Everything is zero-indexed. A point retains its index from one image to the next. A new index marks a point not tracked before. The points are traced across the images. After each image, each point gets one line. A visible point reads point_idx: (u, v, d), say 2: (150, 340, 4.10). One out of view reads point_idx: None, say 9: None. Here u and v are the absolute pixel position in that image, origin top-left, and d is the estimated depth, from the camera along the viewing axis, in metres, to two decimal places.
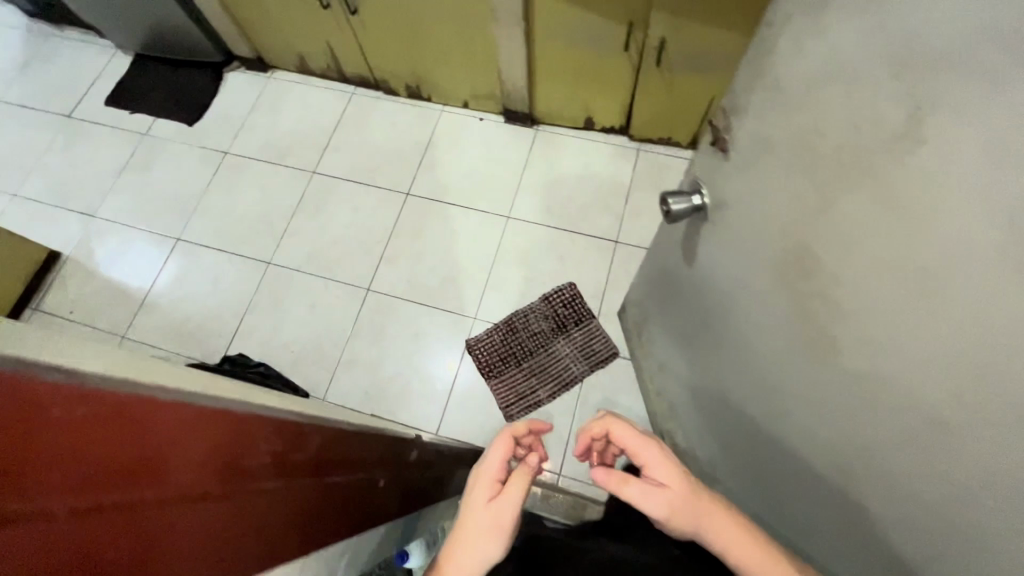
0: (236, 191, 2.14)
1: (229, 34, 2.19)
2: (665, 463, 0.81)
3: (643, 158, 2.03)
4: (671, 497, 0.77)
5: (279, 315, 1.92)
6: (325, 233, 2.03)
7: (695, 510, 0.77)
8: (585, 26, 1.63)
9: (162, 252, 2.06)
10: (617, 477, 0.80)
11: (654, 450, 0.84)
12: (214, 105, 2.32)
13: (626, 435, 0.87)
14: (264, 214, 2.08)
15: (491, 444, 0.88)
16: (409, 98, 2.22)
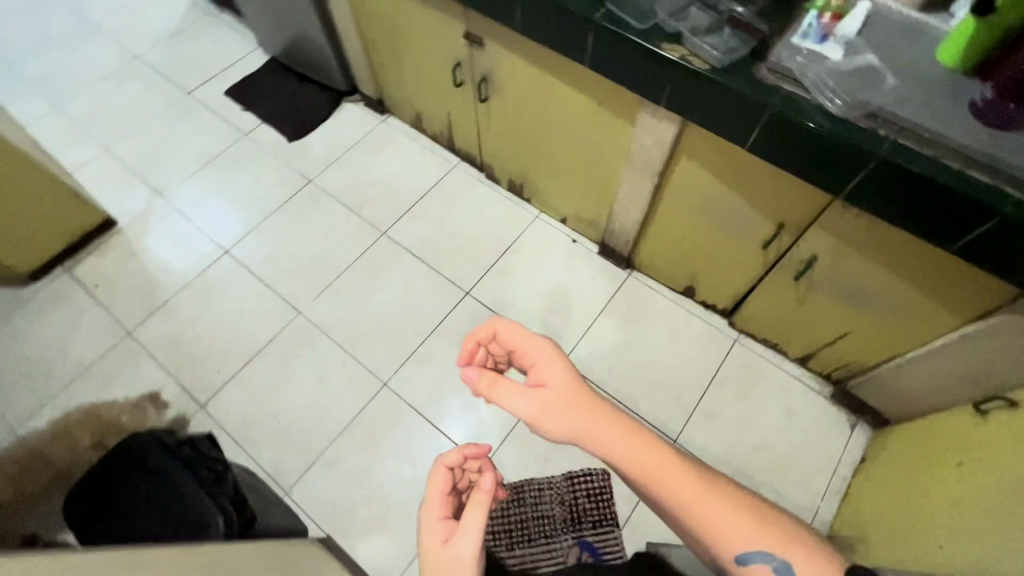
0: (303, 223, 2.02)
1: (360, 72, 2.15)
2: (550, 365, 0.87)
3: (737, 352, 1.74)
4: (549, 397, 0.84)
5: (284, 375, 1.72)
6: (367, 302, 1.85)
7: (575, 402, 0.83)
8: (724, 209, 1.39)
9: (207, 259, 1.95)
10: (492, 378, 0.86)
11: (535, 351, 0.89)
12: (320, 129, 2.27)
13: (508, 336, 0.91)
14: (318, 258, 1.94)
15: (429, 478, 0.94)
16: (509, 191, 2.07)
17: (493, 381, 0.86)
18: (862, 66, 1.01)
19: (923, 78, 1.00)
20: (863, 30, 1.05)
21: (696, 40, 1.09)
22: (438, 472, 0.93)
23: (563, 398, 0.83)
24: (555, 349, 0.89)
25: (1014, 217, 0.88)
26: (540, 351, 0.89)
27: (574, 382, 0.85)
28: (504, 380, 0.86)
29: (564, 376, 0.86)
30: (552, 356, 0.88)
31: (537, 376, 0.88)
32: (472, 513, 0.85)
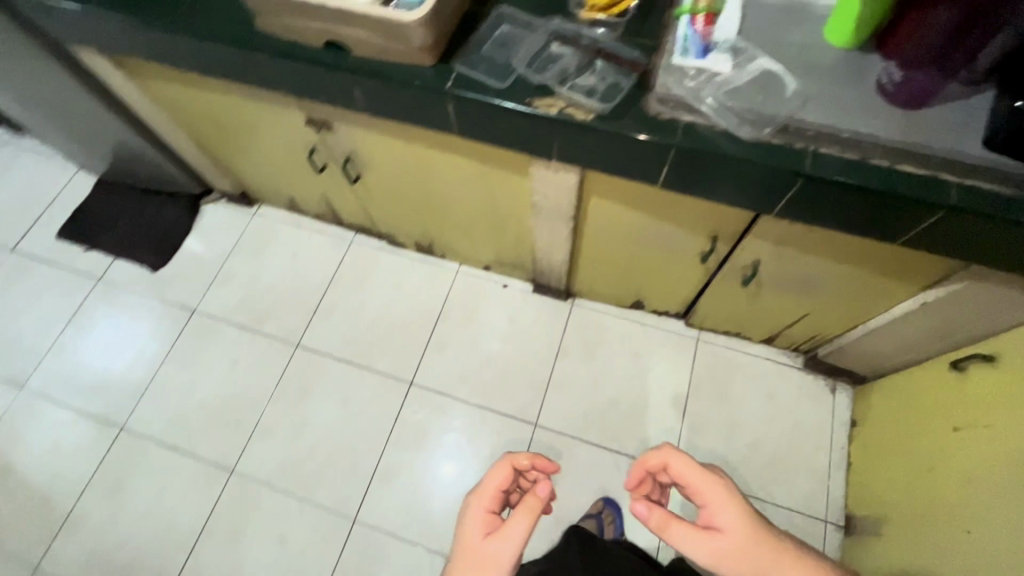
0: (201, 365, 1.75)
1: (209, 171, 1.85)
2: (728, 510, 0.80)
3: (703, 352, 1.67)
4: (719, 537, 0.79)
5: (238, 551, 1.50)
6: (305, 431, 1.63)
7: (748, 557, 0.77)
8: (652, 234, 1.26)
9: (101, 445, 1.65)
10: (661, 520, 0.81)
11: (708, 486, 0.83)
12: (186, 245, 1.96)
13: (680, 472, 0.87)
14: (232, 400, 1.69)
15: (491, 469, 0.91)
16: (419, 252, 1.87)
17: (662, 522, 0.81)
18: (756, 74, 0.89)
19: (820, 69, 0.90)
20: (742, 29, 0.93)
21: (568, 89, 0.93)
22: (500, 467, 0.91)
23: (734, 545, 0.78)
24: (730, 487, 0.83)
25: (961, 209, 0.81)
26: (716, 492, 0.82)
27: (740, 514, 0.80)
28: (674, 521, 0.80)
29: (741, 526, 0.79)
30: (729, 501, 0.81)
31: (710, 518, 0.82)
32: (516, 523, 0.82)
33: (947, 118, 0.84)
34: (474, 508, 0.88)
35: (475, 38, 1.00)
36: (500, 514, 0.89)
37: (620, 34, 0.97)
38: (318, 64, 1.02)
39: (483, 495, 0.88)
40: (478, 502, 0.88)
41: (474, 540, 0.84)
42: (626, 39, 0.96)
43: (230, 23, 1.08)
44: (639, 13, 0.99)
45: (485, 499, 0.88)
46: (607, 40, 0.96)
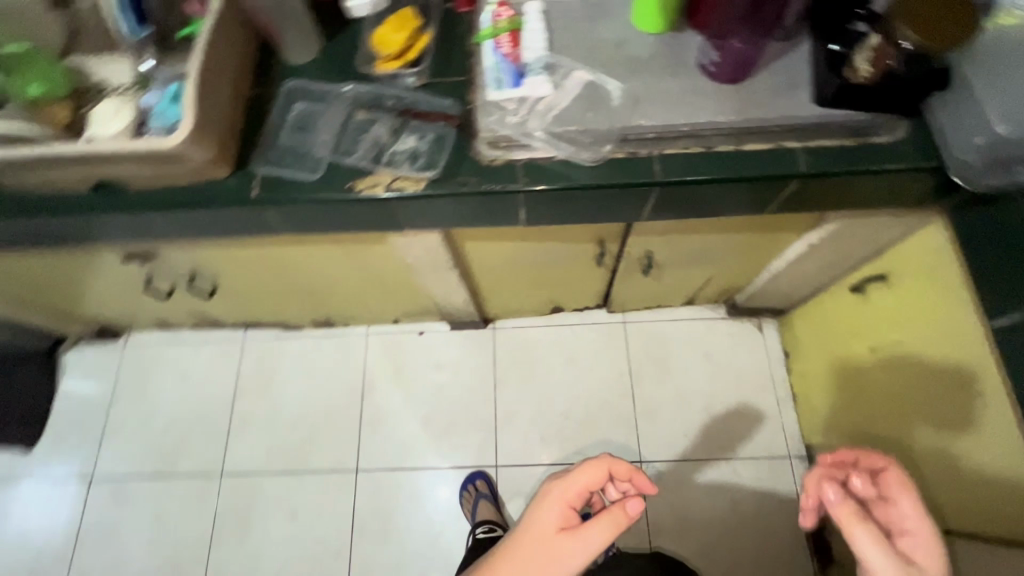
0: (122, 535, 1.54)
1: (49, 323, 1.59)
2: (933, 551, 0.72)
3: (634, 333, 1.65)
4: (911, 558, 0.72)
5: None
6: (263, 563, 1.49)
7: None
8: (541, 254, 1.19)
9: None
10: (849, 516, 0.70)
11: (917, 520, 0.74)
12: (56, 408, 1.70)
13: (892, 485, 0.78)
14: (171, 560, 1.51)
15: (585, 463, 0.80)
16: (320, 328, 1.72)
17: (856, 514, 0.70)
18: (578, 90, 0.82)
19: (638, 62, 0.84)
20: (549, 41, 0.86)
21: (387, 163, 0.83)
22: (592, 470, 0.79)
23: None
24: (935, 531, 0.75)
25: (812, 175, 0.78)
26: (927, 529, 0.73)
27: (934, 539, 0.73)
28: (868, 522, 0.70)
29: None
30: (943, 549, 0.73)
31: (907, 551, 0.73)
32: (594, 532, 0.76)
33: (773, 86, 0.81)
34: (551, 505, 0.78)
35: (268, 129, 0.87)
36: (578, 510, 0.80)
37: (426, 79, 0.87)
38: (95, 211, 0.85)
39: (564, 495, 0.79)
40: (555, 510, 0.78)
41: (540, 538, 0.77)
42: (434, 85, 0.87)
43: None
44: (439, 49, 0.89)
45: (562, 505, 0.78)
46: (413, 96, 0.86)
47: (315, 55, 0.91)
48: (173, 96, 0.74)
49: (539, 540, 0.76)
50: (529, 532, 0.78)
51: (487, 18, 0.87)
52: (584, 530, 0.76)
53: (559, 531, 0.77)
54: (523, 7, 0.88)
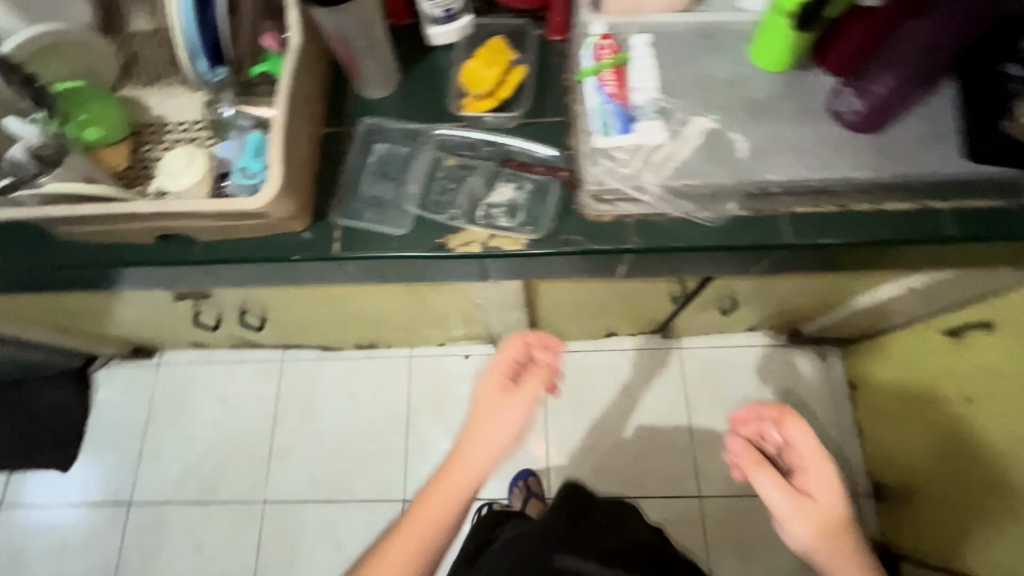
0: (161, 565, 1.50)
1: (81, 344, 1.51)
2: (829, 486, 0.69)
3: (689, 359, 1.58)
4: (809, 509, 0.68)
5: None
6: None
7: (837, 533, 0.67)
8: (614, 293, 1.12)
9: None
10: (750, 464, 0.72)
11: (814, 458, 0.71)
12: (90, 429, 1.64)
13: (796, 439, 0.72)
14: None
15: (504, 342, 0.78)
16: (361, 349, 1.65)
17: (758, 462, 0.72)
18: (699, 138, 0.73)
19: (761, 104, 0.75)
20: (660, 80, 0.77)
21: (480, 218, 0.75)
22: (508, 349, 0.77)
23: (829, 528, 0.67)
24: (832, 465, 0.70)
25: (961, 241, 0.71)
26: (833, 493, 0.69)
27: (845, 513, 0.68)
28: (765, 474, 0.70)
29: (846, 530, 0.68)
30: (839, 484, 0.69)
31: (794, 455, 0.72)
32: (519, 402, 0.72)
33: (917, 137, 0.72)
34: (480, 395, 0.74)
35: (347, 176, 0.79)
36: None
37: (519, 120, 0.79)
38: (157, 263, 0.77)
39: (495, 380, 0.74)
40: (487, 397, 0.73)
41: (470, 432, 0.71)
42: (530, 129, 0.78)
43: (21, 236, 0.79)
44: (532, 86, 0.81)
45: (492, 392, 0.73)
46: (509, 142, 0.78)
47: (393, 87, 0.83)
48: (256, 150, 0.67)
49: (470, 441, 0.71)
50: (465, 432, 0.73)
51: (587, 52, 0.78)
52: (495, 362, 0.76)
53: (487, 413, 0.72)
54: (629, 41, 0.79)
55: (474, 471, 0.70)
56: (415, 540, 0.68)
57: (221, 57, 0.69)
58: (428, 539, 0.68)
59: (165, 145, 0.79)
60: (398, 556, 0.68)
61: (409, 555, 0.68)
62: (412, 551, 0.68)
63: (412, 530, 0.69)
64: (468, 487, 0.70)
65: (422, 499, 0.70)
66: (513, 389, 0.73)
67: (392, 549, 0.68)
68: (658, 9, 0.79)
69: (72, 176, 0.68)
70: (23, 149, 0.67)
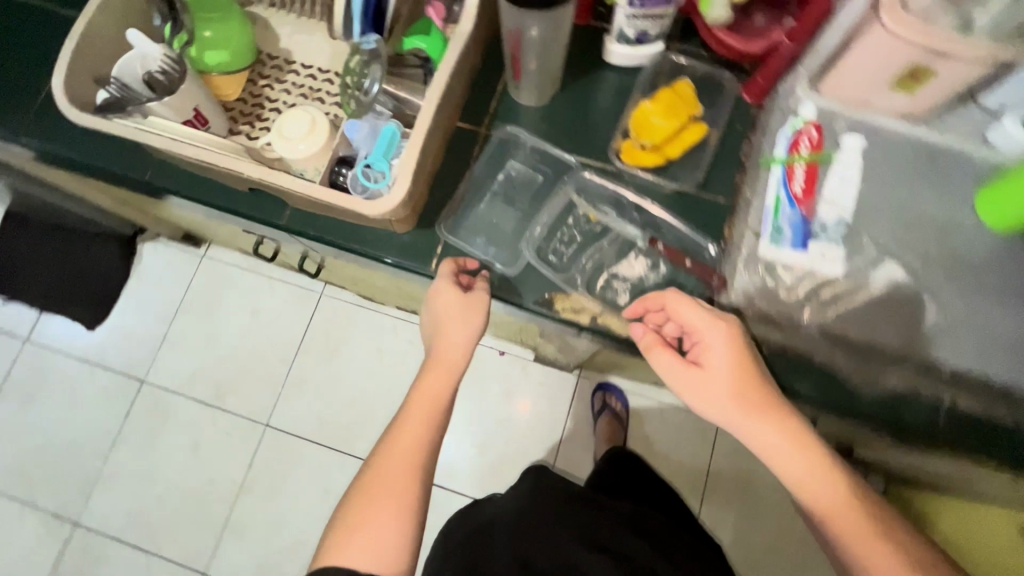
0: (157, 450, 1.52)
1: (136, 216, 1.47)
2: (721, 349, 0.57)
3: None
4: (699, 384, 0.57)
5: None
6: (281, 527, 1.46)
7: (739, 393, 0.55)
8: None
9: (53, 546, 1.46)
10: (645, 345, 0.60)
11: (706, 326, 0.58)
12: (124, 297, 1.63)
13: (681, 317, 0.59)
14: (197, 492, 1.49)
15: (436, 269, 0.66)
16: (399, 310, 1.59)
17: (655, 342, 0.60)
18: (880, 286, 0.62)
19: (965, 267, 0.63)
20: (856, 199, 0.65)
21: (599, 290, 0.66)
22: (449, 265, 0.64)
23: (728, 393, 0.55)
24: (726, 334, 0.57)
25: None
26: (732, 367, 0.56)
27: (743, 372, 0.56)
28: (661, 350, 0.59)
29: (741, 377, 0.56)
30: (731, 342, 0.57)
31: (700, 357, 0.58)
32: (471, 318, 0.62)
33: None
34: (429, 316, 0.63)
35: (468, 188, 0.70)
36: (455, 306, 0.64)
37: (678, 189, 0.68)
38: (243, 216, 0.70)
39: (451, 294, 0.62)
40: (442, 321, 0.62)
41: (428, 368, 0.62)
42: (684, 202, 0.67)
43: (110, 136, 0.72)
44: (703, 150, 0.69)
45: (440, 311, 0.62)
46: (661, 210, 0.67)
47: (547, 99, 0.72)
48: (387, 146, 0.58)
49: (432, 382, 0.61)
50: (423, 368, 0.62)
51: (785, 137, 0.65)
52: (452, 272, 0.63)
53: (443, 340, 0.62)
54: (838, 139, 0.66)
55: (436, 412, 0.60)
56: (389, 508, 0.54)
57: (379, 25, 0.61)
58: (398, 496, 0.55)
59: (284, 87, 0.71)
60: (365, 525, 0.53)
61: (378, 521, 0.53)
62: (386, 514, 0.54)
63: (379, 494, 0.54)
64: (431, 428, 0.59)
65: (383, 454, 0.57)
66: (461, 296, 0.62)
67: (360, 520, 0.53)
68: (888, 109, 0.65)
69: (182, 108, 0.61)
70: (143, 73, 0.60)
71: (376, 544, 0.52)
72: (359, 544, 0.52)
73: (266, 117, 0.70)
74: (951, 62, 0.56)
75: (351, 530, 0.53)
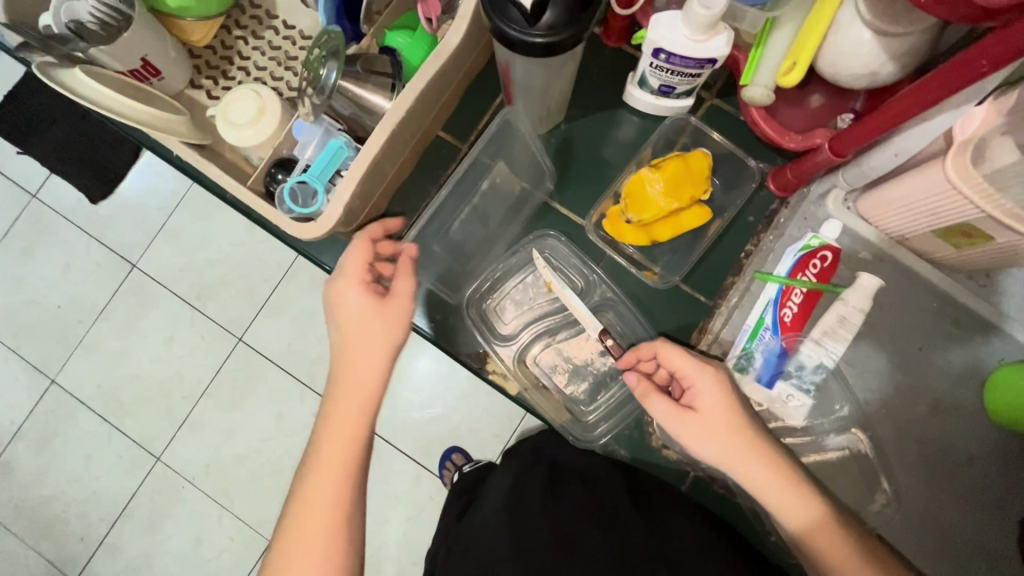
0: (134, 343, 1.00)
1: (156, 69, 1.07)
2: (721, 392, 0.48)
3: None
4: (696, 432, 0.47)
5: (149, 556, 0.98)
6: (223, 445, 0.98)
7: (745, 439, 0.46)
8: None
9: (25, 400, 1.01)
10: (638, 388, 0.50)
11: (701, 366, 0.49)
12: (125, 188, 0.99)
13: (670, 363, 0.50)
14: (137, 403, 0.99)
15: (346, 255, 0.52)
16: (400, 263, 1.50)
17: (648, 387, 0.50)
18: (838, 455, 0.56)
19: (942, 456, 0.55)
20: (847, 346, 0.56)
21: (531, 361, 0.61)
22: (356, 246, 0.52)
23: (730, 439, 0.46)
24: (721, 379, 0.48)
25: None
26: (734, 409, 0.47)
27: (738, 418, 0.47)
28: (654, 394, 0.49)
29: (741, 421, 0.47)
30: (729, 384, 0.48)
31: (695, 404, 0.48)
32: (386, 304, 0.51)
33: None
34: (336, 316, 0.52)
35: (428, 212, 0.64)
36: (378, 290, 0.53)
37: (653, 277, 0.61)
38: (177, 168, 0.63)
39: (354, 286, 0.51)
40: (349, 310, 0.51)
41: (335, 376, 0.50)
42: (655, 296, 0.61)
43: None
44: (700, 236, 0.61)
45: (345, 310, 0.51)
46: (622, 298, 0.61)
47: (545, 128, 0.63)
48: (328, 162, 0.51)
49: (344, 389, 0.50)
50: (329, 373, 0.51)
51: (793, 254, 0.56)
52: (358, 254, 0.52)
53: (355, 334, 0.51)
54: (855, 271, 0.57)
55: (365, 404, 0.50)
56: (315, 539, 0.46)
57: (354, 13, 0.53)
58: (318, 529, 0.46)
59: (257, 45, 0.63)
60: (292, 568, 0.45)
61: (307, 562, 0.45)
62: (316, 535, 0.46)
63: (307, 518, 0.46)
64: (338, 442, 0.49)
65: (308, 467, 0.48)
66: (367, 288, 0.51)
67: (295, 539, 0.46)
68: (925, 252, 0.55)
69: (127, 57, 0.54)
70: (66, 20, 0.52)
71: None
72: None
73: (232, 76, 0.63)
74: (1009, 236, 0.45)
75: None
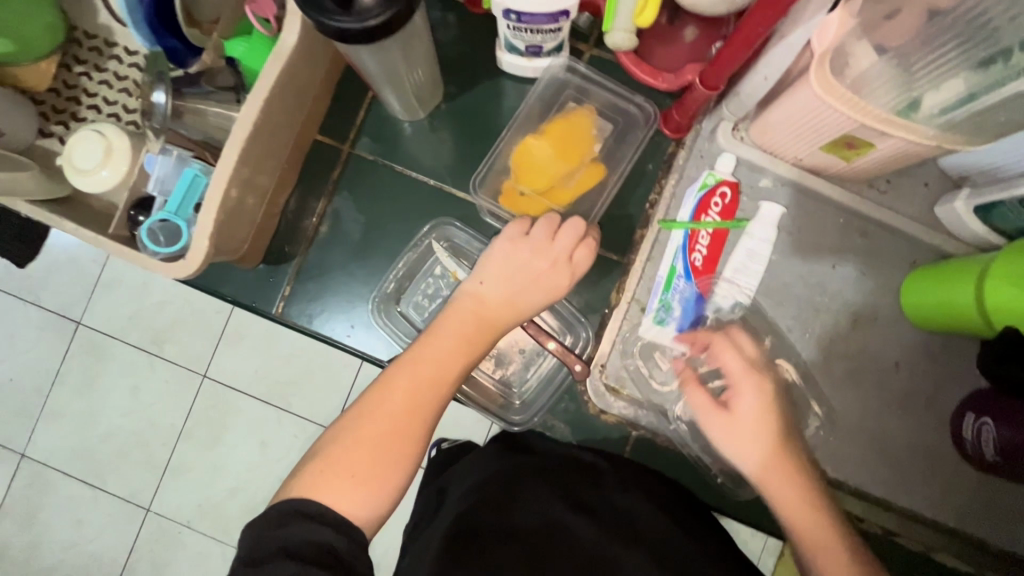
0: (98, 399, 0.72)
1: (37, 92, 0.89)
2: (759, 398, 0.43)
3: None
4: (725, 432, 0.44)
5: None
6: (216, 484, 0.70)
7: (778, 447, 0.42)
8: None
9: None
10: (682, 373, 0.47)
11: (748, 370, 0.45)
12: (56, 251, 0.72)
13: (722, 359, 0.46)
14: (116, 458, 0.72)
15: (556, 221, 0.47)
16: None
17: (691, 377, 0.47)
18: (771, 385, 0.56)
19: (868, 367, 0.56)
20: (761, 277, 0.56)
21: None
22: (579, 224, 0.47)
23: (761, 445, 0.42)
24: (764, 387, 0.44)
25: None
26: (770, 421, 0.43)
27: (772, 428, 0.43)
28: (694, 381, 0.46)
29: (772, 429, 0.42)
30: (773, 391, 0.44)
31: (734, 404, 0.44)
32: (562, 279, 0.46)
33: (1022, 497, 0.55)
34: (496, 258, 0.46)
35: (322, 220, 0.61)
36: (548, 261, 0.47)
37: None
38: None
39: (564, 271, 0.46)
40: (520, 270, 0.46)
41: (468, 315, 0.44)
42: None
43: None
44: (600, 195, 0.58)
45: (517, 263, 0.46)
46: None
47: (426, 112, 0.60)
48: (186, 193, 0.48)
49: (464, 328, 0.44)
50: (458, 301, 0.45)
51: (694, 197, 0.54)
52: (581, 245, 0.47)
53: (514, 299, 0.45)
54: (757, 202, 0.56)
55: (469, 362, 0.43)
56: (393, 456, 0.38)
57: (174, 26, 0.48)
58: (400, 455, 0.38)
59: (103, 78, 0.59)
60: (357, 465, 0.37)
61: (372, 476, 0.37)
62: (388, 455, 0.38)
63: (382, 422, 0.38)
64: (457, 375, 0.42)
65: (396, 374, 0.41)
66: (562, 265, 0.47)
67: (363, 451, 0.37)
68: (818, 170, 0.54)
69: None
70: None
71: (354, 505, 0.36)
72: (346, 493, 0.36)
73: (82, 116, 0.59)
74: (887, 139, 0.44)
75: (338, 466, 0.37)
